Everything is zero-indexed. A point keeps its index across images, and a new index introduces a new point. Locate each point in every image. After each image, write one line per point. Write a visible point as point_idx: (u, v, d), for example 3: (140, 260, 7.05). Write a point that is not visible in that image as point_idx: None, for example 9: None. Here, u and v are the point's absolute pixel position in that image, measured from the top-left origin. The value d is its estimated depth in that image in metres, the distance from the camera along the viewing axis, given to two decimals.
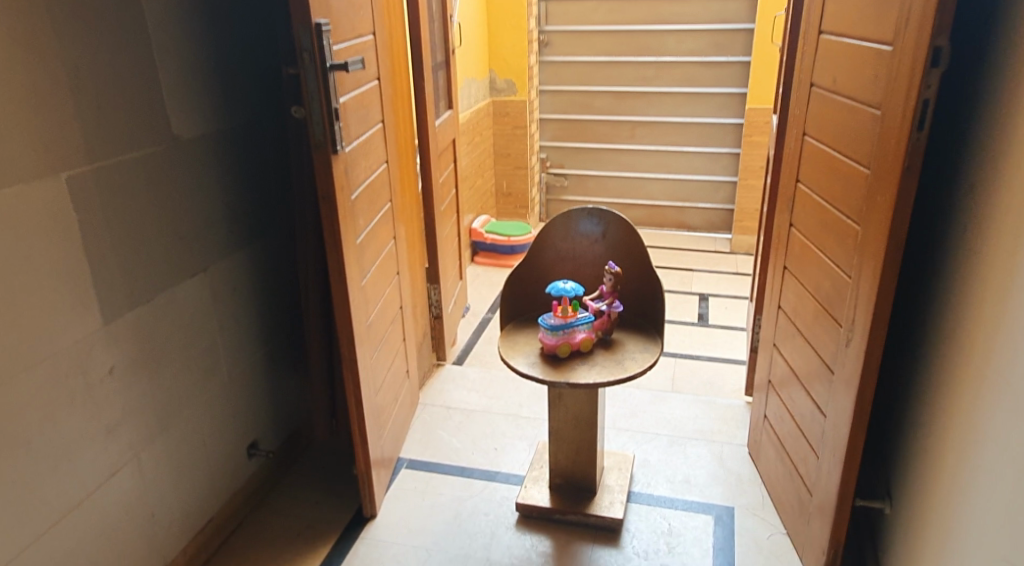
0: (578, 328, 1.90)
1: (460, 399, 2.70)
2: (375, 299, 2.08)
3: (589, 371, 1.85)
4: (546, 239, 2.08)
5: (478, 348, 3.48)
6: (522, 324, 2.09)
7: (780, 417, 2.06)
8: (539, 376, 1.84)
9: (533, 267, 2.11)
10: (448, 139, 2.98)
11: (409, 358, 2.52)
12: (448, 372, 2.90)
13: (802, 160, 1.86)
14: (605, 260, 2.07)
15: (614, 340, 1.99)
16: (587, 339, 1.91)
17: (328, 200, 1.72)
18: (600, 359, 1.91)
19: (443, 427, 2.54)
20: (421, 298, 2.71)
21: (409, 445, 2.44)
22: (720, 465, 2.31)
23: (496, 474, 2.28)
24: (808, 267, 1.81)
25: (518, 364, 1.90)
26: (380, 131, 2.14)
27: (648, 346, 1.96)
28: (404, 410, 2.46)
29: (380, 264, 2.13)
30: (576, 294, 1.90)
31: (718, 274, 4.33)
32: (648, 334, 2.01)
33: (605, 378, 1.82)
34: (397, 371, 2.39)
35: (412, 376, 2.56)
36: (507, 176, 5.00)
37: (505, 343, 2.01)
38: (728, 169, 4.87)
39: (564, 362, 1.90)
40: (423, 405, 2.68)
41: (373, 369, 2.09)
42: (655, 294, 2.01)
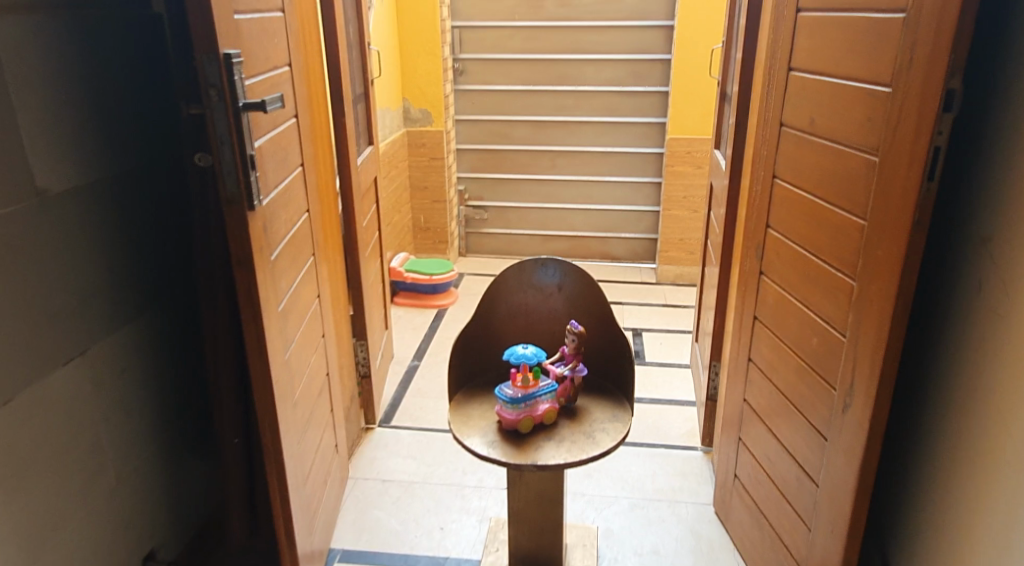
0: (541, 399, 1.68)
1: (396, 468, 2.41)
2: (301, 371, 1.78)
3: (555, 449, 1.63)
4: (497, 293, 1.87)
5: (405, 402, 3.19)
6: (473, 392, 1.85)
7: (756, 480, 1.90)
8: (500, 458, 1.60)
9: (484, 325, 1.88)
10: (370, 177, 2.71)
11: (337, 430, 2.22)
12: (380, 435, 2.60)
13: (773, 204, 1.73)
14: (562, 315, 1.87)
15: (578, 407, 1.78)
16: (552, 410, 1.70)
17: (245, 266, 1.43)
18: (565, 433, 1.69)
19: (378, 504, 2.24)
20: (348, 358, 2.41)
21: (341, 531, 2.14)
22: (688, 530, 2.13)
23: (445, 560, 2.02)
24: (788, 321, 1.67)
25: (473, 443, 1.65)
26: (300, 175, 1.85)
27: (617, 413, 1.76)
28: (334, 490, 2.15)
29: (304, 329, 1.84)
30: (538, 359, 1.68)
31: (648, 307, 4.22)
32: (615, 399, 1.81)
33: (575, 457, 1.60)
34: (325, 448, 2.08)
35: (340, 449, 2.25)
36: (424, 211, 4.74)
37: (454, 416, 1.76)
38: (650, 198, 4.81)
39: (526, 439, 1.66)
40: (353, 477, 2.37)
41: (300, 454, 1.79)
42: (621, 353, 1.82)
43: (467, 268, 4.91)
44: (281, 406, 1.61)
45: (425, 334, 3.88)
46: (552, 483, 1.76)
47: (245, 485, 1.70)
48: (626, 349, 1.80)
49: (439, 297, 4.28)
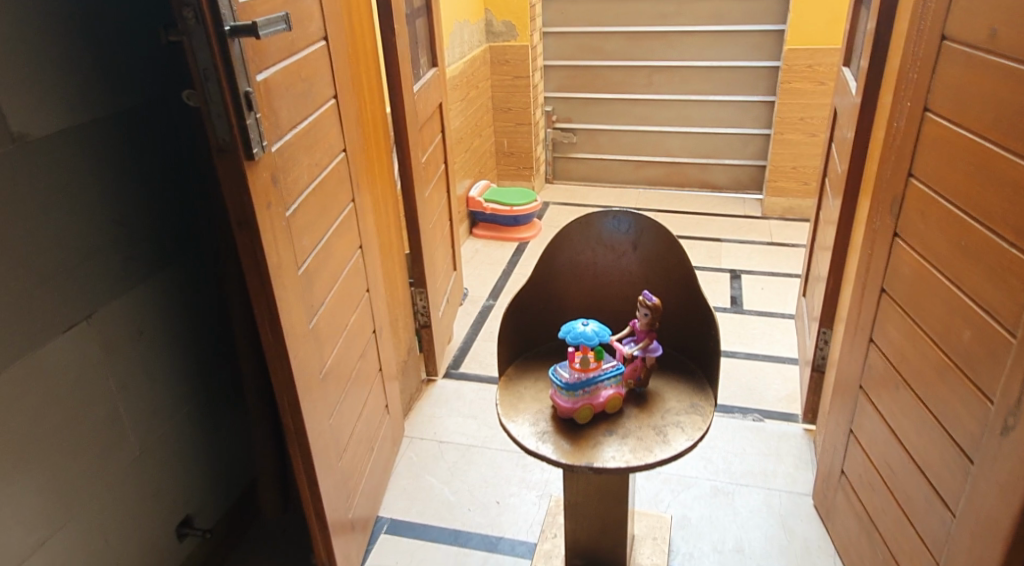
0: (603, 385, 1.40)
1: (455, 429, 2.22)
2: (334, 334, 1.58)
3: (617, 447, 1.35)
4: (560, 253, 1.57)
5: (476, 347, 2.99)
6: (527, 367, 1.59)
7: (870, 486, 1.56)
8: (552, 456, 1.34)
9: (543, 290, 1.60)
10: (433, 105, 2.42)
11: (389, 389, 2.04)
12: (441, 389, 2.41)
13: (921, 147, 1.32)
14: (637, 278, 1.57)
15: (650, 392, 1.49)
16: (616, 397, 1.41)
17: (247, 226, 1.20)
18: (631, 426, 1.40)
19: (432, 470, 2.06)
20: (403, 308, 2.20)
21: (390, 498, 1.97)
22: (780, 526, 1.83)
23: (498, 542, 1.82)
24: (931, 302, 1.29)
25: (519, 434, 1.40)
26: (333, 108, 1.59)
27: (697, 402, 1.45)
28: (383, 453, 1.98)
29: (339, 288, 1.61)
30: (601, 338, 1.38)
31: (750, 245, 3.78)
32: (698, 384, 1.49)
33: (640, 460, 1.32)
34: (372, 411, 1.90)
35: (392, 408, 2.07)
36: (507, 134, 4.41)
37: (502, 398, 1.51)
38: (760, 120, 4.26)
39: (584, 432, 1.39)
40: (408, 437, 2.19)
41: (337, 426, 1.61)
42: (707, 330, 1.48)
43: (552, 197, 4.58)
44: (304, 383, 1.40)
45: (503, 271, 3.63)
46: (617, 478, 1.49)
47: (274, 460, 1.54)
48: (713, 325, 1.46)
49: (521, 230, 4.00)
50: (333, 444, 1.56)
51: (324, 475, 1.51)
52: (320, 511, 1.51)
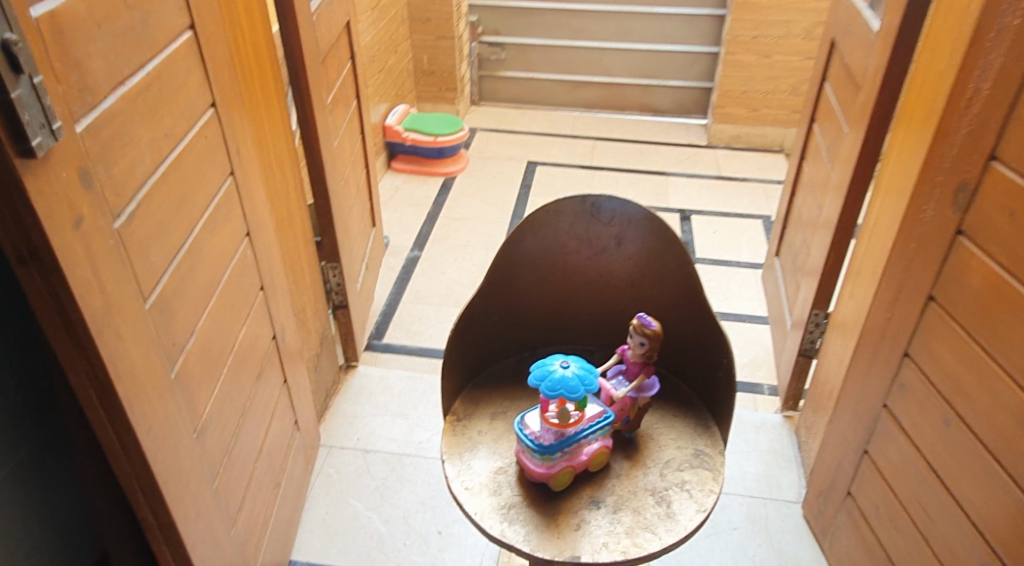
0: (587, 441, 1.06)
1: (383, 433, 1.85)
2: (214, 370, 1.15)
3: (608, 528, 1.01)
4: (523, 250, 1.19)
5: (400, 311, 2.57)
6: (479, 401, 1.22)
7: (892, 524, 1.30)
8: (523, 546, 0.99)
9: (501, 298, 1.22)
10: (339, 24, 1.89)
11: (299, 400, 1.63)
12: (363, 379, 2.02)
13: (1017, 124, 0.98)
14: (619, 282, 1.22)
15: (642, 438, 1.15)
16: (602, 453, 1.08)
17: (39, 260, 0.74)
18: (622, 490, 1.07)
19: (357, 492, 1.70)
20: (312, 291, 1.76)
21: (306, 536, 1.61)
22: (771, 547, 1.58)
23: None
24: (1020, 331, 0.99)
25: (476, 511, 1.04)
26: (190, 42, 1.08)
27: (702, 452, 1.13)
28: (294, 481, 1.59)
29: (217, 302, 1.16)
30: (587, 389, 1.01)
31: (698, 180, 3.46)
32: (705, 425, 1.17)
33: (640, 548, 0.99)
34: (279, 437, 1.50)
35: (303, 421, 1.66)
36: (427, 49, 3.84)
37: (449, 450, 1.13)
38: (707, 37, 3.86)
39: (562, 504, 1.05)
40: (326, 447, 1.81)
41: (225, 486, 1.20)
42: (719, 359, 1.15)
43: (479, 121, 4.08)
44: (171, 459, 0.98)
45: (428, 213, 3.17)
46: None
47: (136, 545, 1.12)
48: (729, 357, 1.12)
49: (446, 163, 3.52)
50: (221, 514, 1.16)
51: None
52: None
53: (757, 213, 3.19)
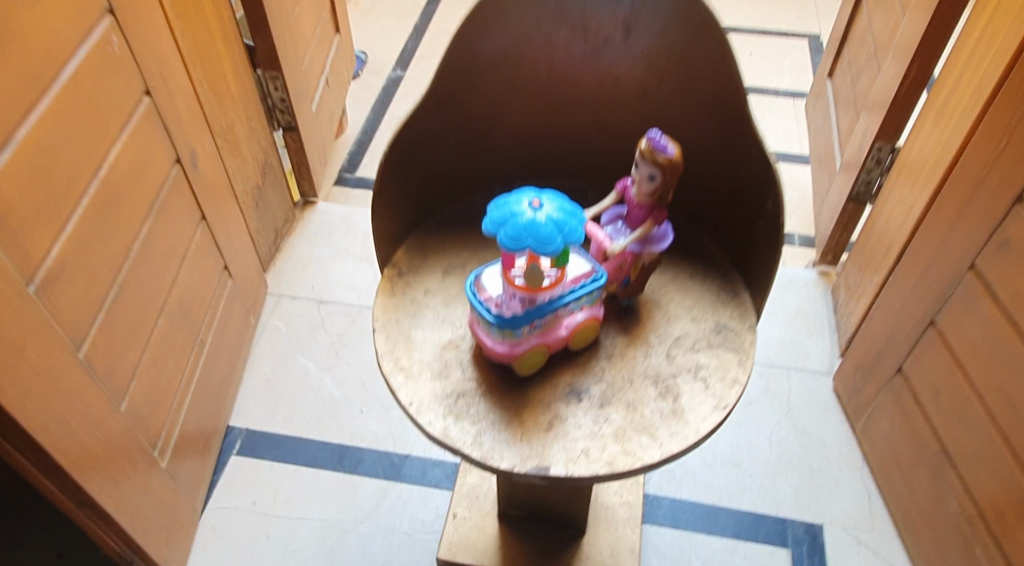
0: (566, 311, 0.76)
1: (343, 282, 1.58)
2: (61, 201, 0.84)
3: (589, 430, 0.74)
4: (489, 44, 0.83)
5: (377, 138, 2.22)
6: (431, 253, 0.91)
7: (954, 415, 1.04)
8: (473, 451, 0.72)
9: (460, 112, 0.87)
10: None
11: (229, 241, 1.33)
12: (323, 218, 1.71)
13: None
14: (625, 93, 0.87)
15: (645, 307, 0.85)
16: (588, 328, 0.78)
17: None
18: (612, 377, 0.78)
19: (310, 350, 1.45)
20: (243, 106, 1.40)
21: (247, 397, 1.37)
22: (792, 427, 1.34)
23: (404, 463, 1.28)
24: None
25: (411, 401, 0.76)
26: None
27: (725, 329, 0.83)
28: (228, 337, 1.33)
29: (56, 107, 0.83)
30: (571, 241, 0.69)
31: None
32: (732, 293, 0.87)
33: (631, 459, 0.72)
34: (202, 285, 1.21)
35: (239, 268, 1.38)
36: None
37: (384, 317, 0.84)
38: None
39: (529, 395, 0.77)
40: (275, 296, 1.54)
41: (104, 351, 0.93)
42: (760, 203, 0.81)
43: None
44: None
45: (415, 25, 2.70)
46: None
47: None
48: (774, 198, 0.78)
49: None
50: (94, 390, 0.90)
51: (78, 449, 0.87)
52: (88, 500, 0.90)
53: (804, 31, 2.70)
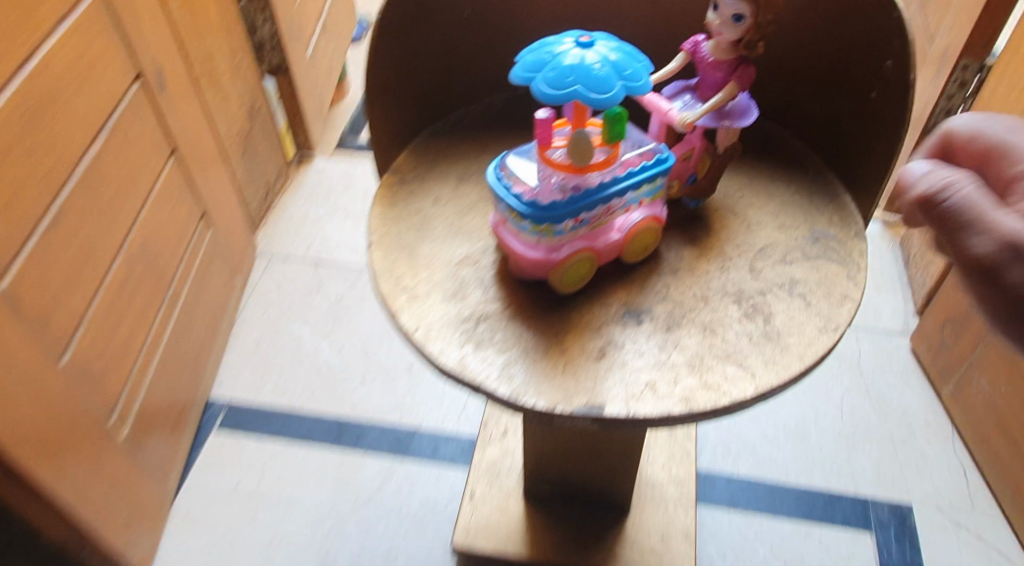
0: (621, 205, 0.57)
1: (343, 241, 1.39)
2: None
3: (656, 360, 0.55)
4: None
5: None
6: (442, 158, 0.73)
7: None
8: (502, 388, 0.54)
9: None
10: None
11: (208, 185, 1.15)
12: (320, 175, 1.54)
13: None
14: None
15: (716, 213, 0.66)
16: (649, 232, 0.59)
17: None
18: (681, 294, 0.60)
19: (304, 314, 1.27)
20: (224, 35, 1.23)
21: (232, 367, 1.19)
22: (866, 393, 1.14)
23: (412, 438, 1.10)
24: None
25: (416, 328, 0.58)
26: None
27: (823, 240, 0.63)
28: (208, 297, 1.15)
29: None
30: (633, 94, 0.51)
31: None
32: (830, 201, 0.67)
33: (716, 394, 0.53)
34: (173, 231, 1.03)
35: (221, 219, 1.20)
36: None
37: (381, 230, 0.65)
38: None
39: (571, 317, 0.58)
40: (266, 257, 1.36)
41: (37, 289, 0.75)
42: (874, 69, 0.62)
43: None
44: None
45: None
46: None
47: None
48: (899, 58, 0.59)
49: None
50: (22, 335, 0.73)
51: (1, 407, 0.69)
52: (19, 473, 0.72)
53: None
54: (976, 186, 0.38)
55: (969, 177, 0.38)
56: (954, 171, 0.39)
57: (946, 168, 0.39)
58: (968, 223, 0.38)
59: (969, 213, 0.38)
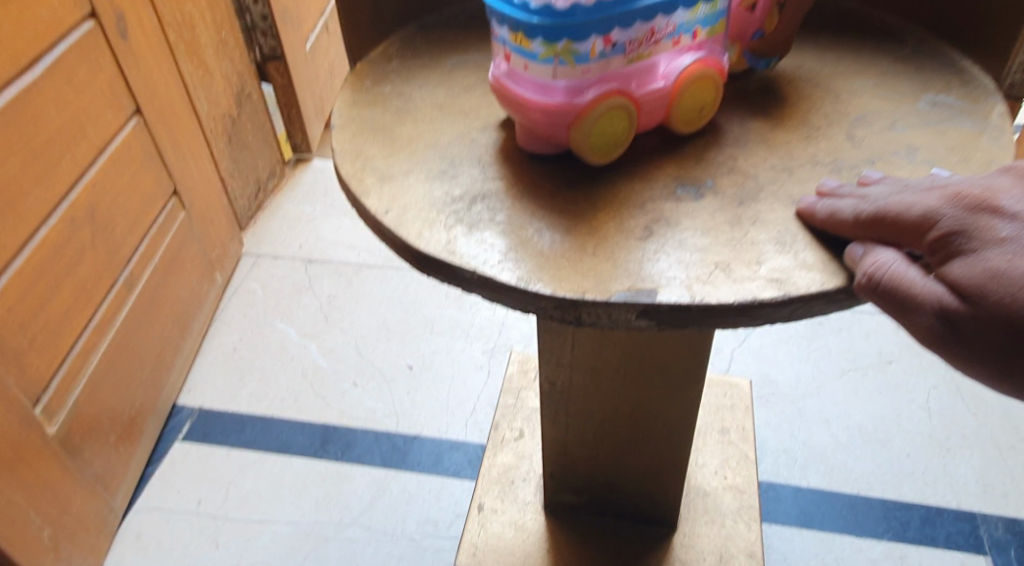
0: (668, 29, 0.41)
1: (340, 238, 1.25)
2: None
3: (727, 236, 0.38)
4: None
5: None
6: (434, 44, 0.57)
7: None
8: (507, 277, 0.37)
9: None
10: None
11: (183, 164, 1.01)
12: (317, 174, 1.40)
13: None
14: None
15: (787, 83, 0.49)
16: (706, 82, 0.43)
17: None
18: (754, 165, 0.43)
19: (291, 314, 1.12)
20: (209, 7, 1.10)
21: (205, 373, 1.04)
22: (956, 390, 0.95)
23: (409, 448, 0.93)
24: None
25: (387, 210, 0.42)
26: None
27: (944, 105, 0.46)
28: (178, 291, 1.00)
29: None
30: None
31: None
32: (944, 66, 0.50)
33: (821, 274, 0.36)
34: (133, 202, 0.89)
35: (199, 205, 1.07)
36: None
37: (348, 115, 0.50)
38: None
39: (601, 193, 0.42)
40: (252, 257, 1.22)
41: None
42: None
43: None
44: None
45: None
46: (670, 338, 0.56)
47: None
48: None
49: None
50: None
51: None
52: None
53: None
54: (894, 271, 0.33)
55: (887, 263, 0.33)
56: (872, 265, 0.34)
57: (867, 261, 0.34)
58: (902, 308, 0.33)
59: (903, 302, 0.33)
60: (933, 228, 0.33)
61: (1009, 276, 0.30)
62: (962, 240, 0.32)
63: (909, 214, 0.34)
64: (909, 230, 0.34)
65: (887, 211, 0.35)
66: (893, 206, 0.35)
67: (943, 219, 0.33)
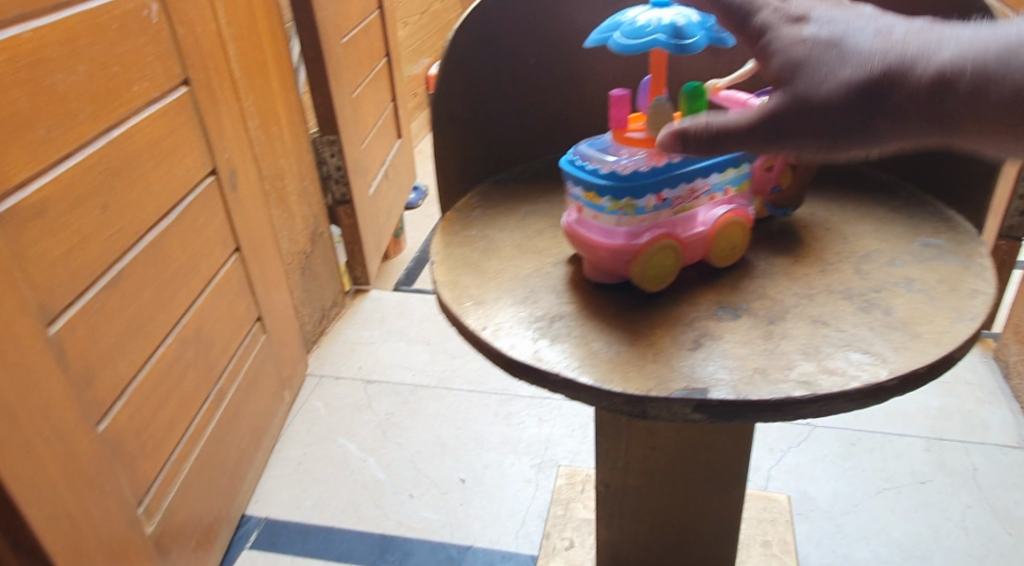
0: (704, 188, 0.54)
1: (396, 360, 1.35)
2: (52, 131, 0.67)
3: (761, 348, 0.47)
4: None
5: None
6: (508, 196, 0.70)
7: None
8: (587, 379, 0.46)
9: (537, 28, 0.70)
10: None
11: (267, 292, 1.15)
12: (375, 303, 1.53)
13: None
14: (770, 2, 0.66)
15: (803, 228, 0.60)
16: (738, 225, 0.54)
17: None
18: (779, 292, 0.53)
19: (352, 430, 1.20)
20: (295, 161, 1.28)
21: (272, 484, 1.11)
22: (989, 508, 0.99)
23: (464, 558, 0.98)
24: None
25: (483, 327, 0.52)
26: None
27: (934, 246, 0.56)
28: (255, 406, 1.10)
29: (73, 42, 0.70)
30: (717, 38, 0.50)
31: None
32: (933, 214, 0.61)
33: (838, 377, 0.44)
34: (228, 325, 1.01)
35: (277, 328, 1.19)
36: None
37: (443, 252, 0.62)
38: None
39: (657, 314, 0.52)
40: (316, 377, 1.32)
41: (84, 343, 0.71)
42: None
43: None
44: None
45: None
46: (715, 441, 0.64)
47: None
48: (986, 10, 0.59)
49: None
50: (75, 398, 0.69)
51: (37, 471, 0.63)
52: (28, 543, 0.63)
53: None
54: (701, 126, 0.42)
55: (700, 123, 0.42)
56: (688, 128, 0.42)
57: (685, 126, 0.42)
58: (717, 144, 0.41)
59: (715, 142, 0.41)
60: (761, 27, 0.43)
61: (801, 54, 0.40)
62: (776, 36, 0.42)
63: (750, 20, 0.44)
64: (749, 31, 0.44)
65: (738, 14, 0.45)
66: (743, 12, 0.45)
67: (767, 22, 0.43)
